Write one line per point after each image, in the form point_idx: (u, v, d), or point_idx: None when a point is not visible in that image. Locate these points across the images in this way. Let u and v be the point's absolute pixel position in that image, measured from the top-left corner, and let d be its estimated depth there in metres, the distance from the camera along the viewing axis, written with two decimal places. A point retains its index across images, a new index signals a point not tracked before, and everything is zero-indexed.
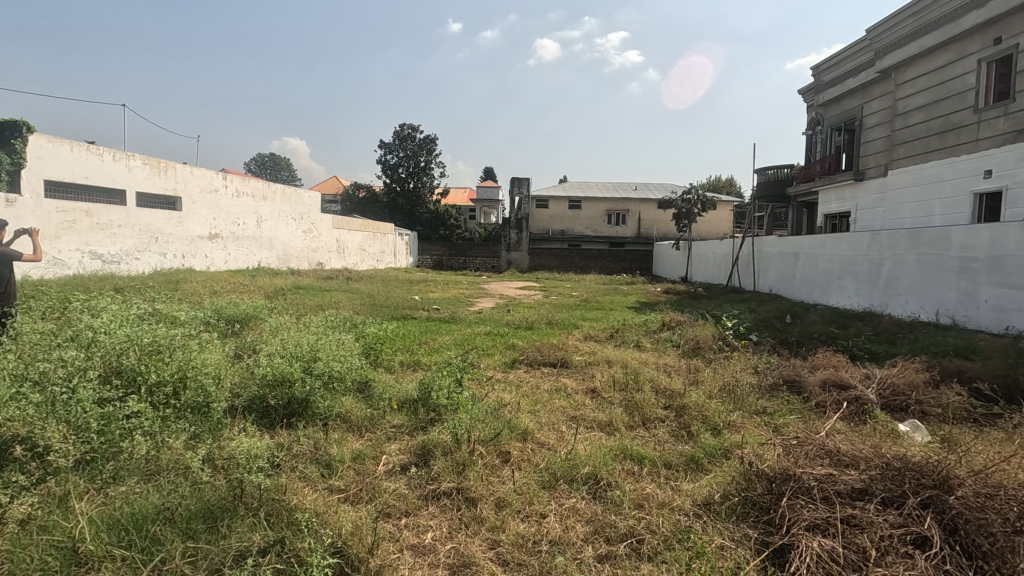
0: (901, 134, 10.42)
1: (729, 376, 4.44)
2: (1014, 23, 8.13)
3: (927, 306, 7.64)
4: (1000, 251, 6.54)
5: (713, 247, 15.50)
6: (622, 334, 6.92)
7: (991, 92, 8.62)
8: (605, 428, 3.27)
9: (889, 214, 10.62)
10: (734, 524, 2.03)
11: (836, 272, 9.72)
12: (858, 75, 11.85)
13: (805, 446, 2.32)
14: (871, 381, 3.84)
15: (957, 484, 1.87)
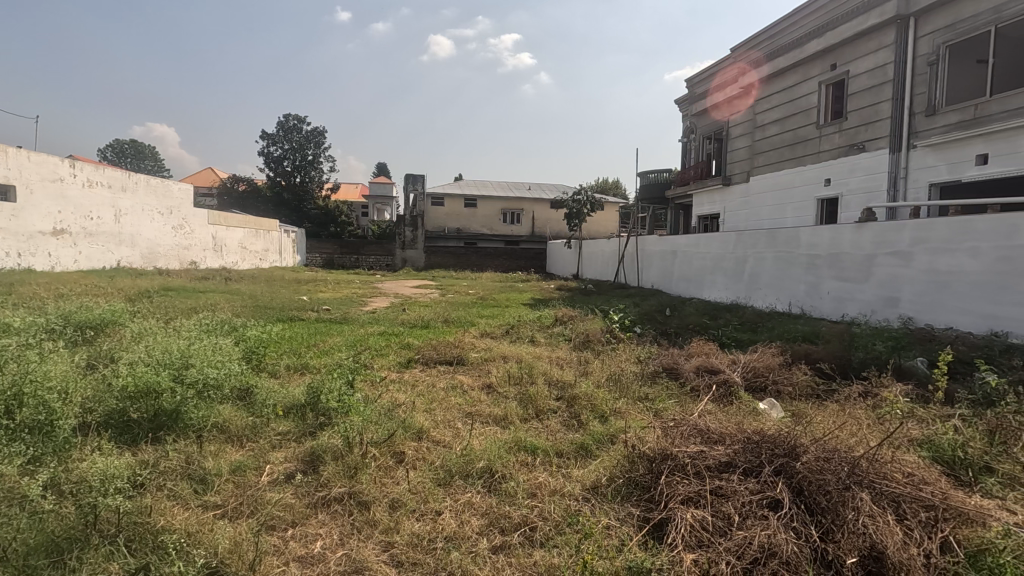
0: (759, 144, 11.68)
1: (615, 366, 4.71)
2: (846, 52, 9.43)
3: (782, 298, 8.63)
4: (839, 250, 7.57)
5: (602, 246, 16.33)
6: (517, 330, 7.06)
7: (829, 110, 9.95)
8: (501, 422, 3.33)
9: (751, 216, 11.86)
10: (619, 504, 2.15)
11: (709, 269, 10.64)
12: (724, 89, 13.09)
13: (680, 427, 2.53)
14: (737, 365, 4.27)
15: (802, 451, 2.14)
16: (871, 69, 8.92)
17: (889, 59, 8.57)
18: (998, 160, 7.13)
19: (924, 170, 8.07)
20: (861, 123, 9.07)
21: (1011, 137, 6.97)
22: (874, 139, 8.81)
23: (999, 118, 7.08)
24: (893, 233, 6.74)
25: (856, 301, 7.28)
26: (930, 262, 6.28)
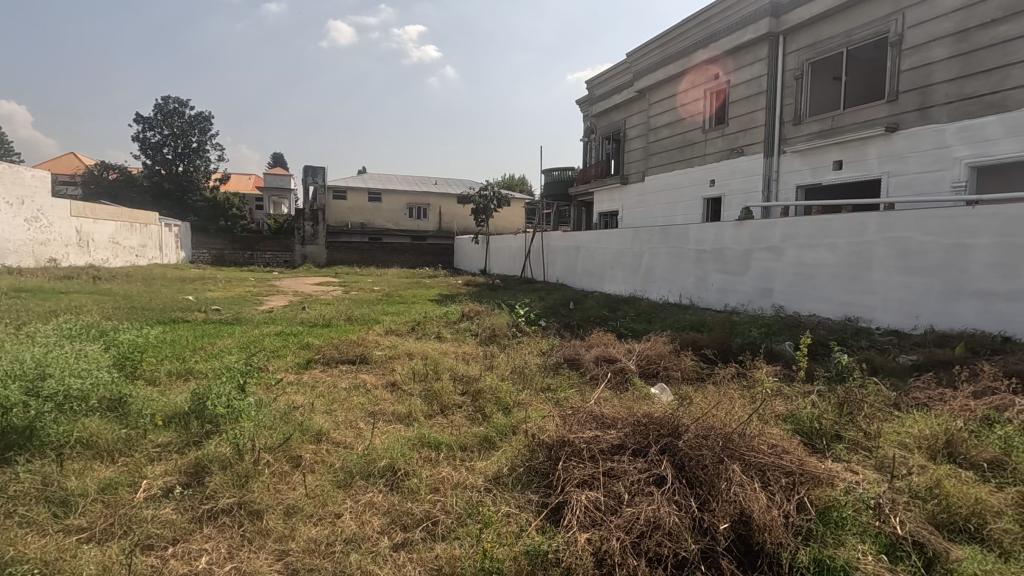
0: (653, 146, 12.39)
1: (519, 359, 4.83)
2: (726, 63, 10.27)
3: (674, 290, 9.26)
4: (722, 245, 8.24)
5: (509, 241, 16.54)
6: (423, 327, 6.98)
7: (713, 116, 10.78)
8: (404, 420, 3.29)
9: (646, 213, 12.57)
10: (519, 492, 2.22)
11: (609, 263, 11.16)
12: (621, 92, 13.75)
13: (577, 414, 2.66)
14: (632, 354, 4.53)
15: (683, 431, 2.33)
16: (748, 80, 9.79)
17: (763, 72, 9.45)
18: (850, 166, 8.14)
19: (792, 174, 9.02)
20: (741, 129, 9.93)
21: (860, 146, 7.97)
22: (751, 144, 9.70)
23: (851, 129, 8.07)
24: (767, 230, 7.47)
25: (736, 291, 7.99)
26: (797, 257, 7.04)
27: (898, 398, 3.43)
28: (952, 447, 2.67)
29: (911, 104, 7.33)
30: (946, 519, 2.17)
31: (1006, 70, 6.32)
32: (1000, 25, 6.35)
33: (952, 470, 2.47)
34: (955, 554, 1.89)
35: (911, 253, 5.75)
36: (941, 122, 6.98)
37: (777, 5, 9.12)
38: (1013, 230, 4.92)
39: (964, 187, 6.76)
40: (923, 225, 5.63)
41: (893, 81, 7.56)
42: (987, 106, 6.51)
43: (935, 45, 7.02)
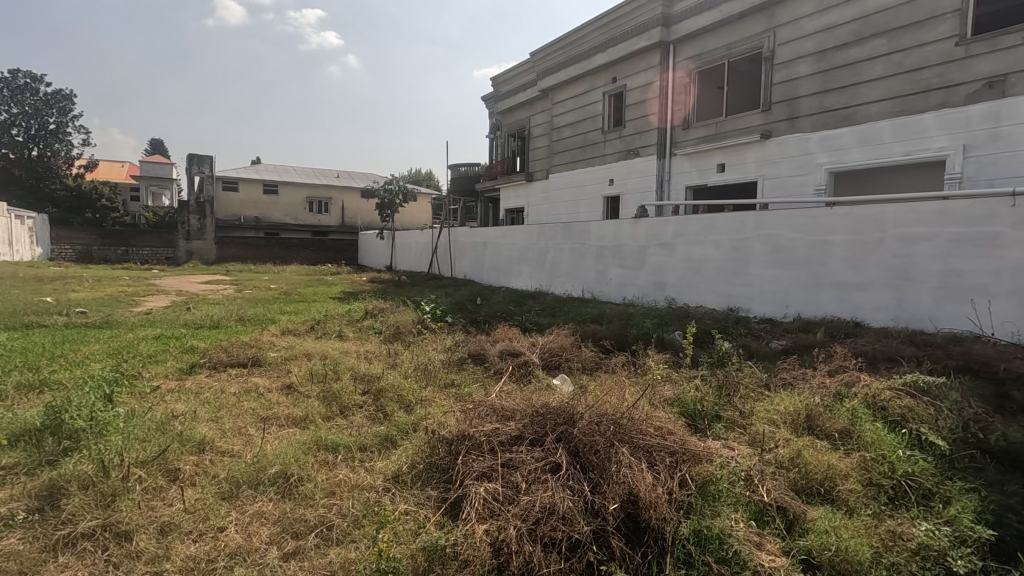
0: (556, 144, 12.72)
1: (424, 356, 4.78)
2: (623, 68, 10.77)
3: (577, 285, 9.60)
4: (620, 242, 8.66)
5: (415, 237, 16.25)
6: (324, 326, 6.69)
7: (611, 118, 11.27)
8: (300, 423, 3.14)
9: (550, 210, 12.89)
10: (419, 490, 2.20)
11: (515, 259, 11.32)
12: (525, 91, 13.98)
13: (478, 408, 2.68)
14: (536, 348, 4.65)
15: (577, 419, 2.43)
16: (642, 85, 10.34)
17: (656, 78, 10.04)
18: (731, 170, 8.87)
19: (682, 175, 9.69)
20: (636, 131, 10.48)
21: (739, 151, 8.72)
22: (646, 146, 10.27)
23: (732, 135, 8.80)
24: (660, 227, 7.95)
25: (634, 285, 8.43)
26: (687, 252, 7.56)
27: (769, 378, 3.82)
28: (811, 421, 3.01)
29: (781, 114, 8.13)
30: (805, 484, 2.45)
31: (856, 88, 7.21)
32: (852, 48, 7.23)
33: (810, 440, 2.79)
34: (811, 515, 2.14)
35: (782, 249, 6.40)
36: (805, 132, 7.81)
37: (668, 16, 9.73)
38: (862, 228, 5.64)
39: (824, 190, 7.62)
40: (791, 223, 6.29)
41: (766, 93, 8.34)
42: (842, 119, 7.38)
43: (800, 62, 7.85)
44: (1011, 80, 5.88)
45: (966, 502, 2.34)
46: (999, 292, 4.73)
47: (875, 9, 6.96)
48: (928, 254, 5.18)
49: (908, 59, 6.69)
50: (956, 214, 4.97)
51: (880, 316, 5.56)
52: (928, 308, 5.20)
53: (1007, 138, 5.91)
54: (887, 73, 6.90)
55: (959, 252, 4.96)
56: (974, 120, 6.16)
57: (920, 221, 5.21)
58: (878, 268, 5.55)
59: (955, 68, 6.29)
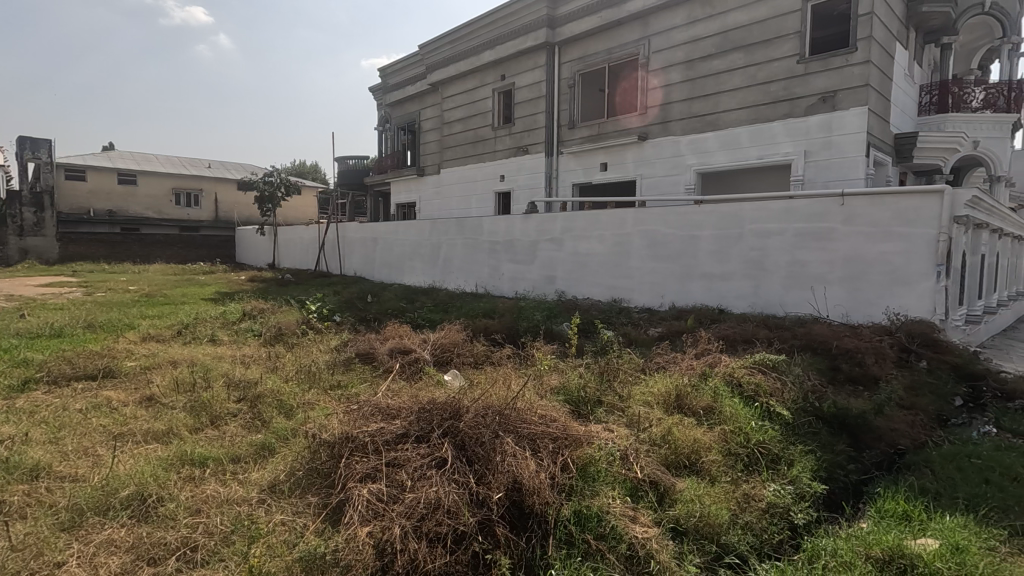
0: (447, 139, 12.63)
1: (309, 357, 4.53)
2: (511, 66, 10.94)
3: (470, 280, 9.64)
4: (512, 237, 8.83)
5: (300, 233, 15.34)
6: (193, 330, 6.10)
7: (500, 115, 11.41)
8: (162, 437, 2.84)
9: (441, 205, 12.79)
10: (297, 498, 2.10)
11: (407, 255, 11.09)
12: (415, 83, 13.72)
13: (362, 409, 2.59)
14: (427, 344, 4.60)
15: (464, 413, 2.44)
16: (530, 84, 10.58)
17: (542, 77, 10.32)
18: (613, 168, 9.38)
19: (569, 173, 10.08)
20: (525, 129, 10.71)
21: (619, 151, 9.24)
22: (534, 144, 10.54)
23: (613, 136, 9.30)
24: (549, 223, 8.21)
25: (525, 279, 8.64)
26: (574, 247, 7.89)
27: (645, 363, 4.10)
28: (681, 400, 3.28)
29: (655, 118, 8.73)
30: (674, 458, 2.67)
31: (719, 96, 7.94)
32: (714, 60, 7.95)
33: (679, 418, 3.04)
34: (679, 486, 2.34)
35: (658, 243, 6.89)
36: (676, 135, 8.47)
37: (553, 18, 10.04)
38: (726, 224, 6.24)
39: (694, 189, 8.32)
40: (666, 219, 6.79)
41: (642, 97, 8.91)
42: (707, 124, 8.09)
43: (671, 70, 8.48)
44: (840, 96, 6.81)
45: (805, 462, 2.77)
46: (833, 280, 5.49)
47: (733, 26, 7.71)
48: (778, 247, 5.86)
49: (760, 72, 7.50)
50: (800, 212, 5.68)
51: (739, 303, 6.19)
52: (779, 294, 5.89)
53: (838, 147, 6.85)
54: (744, 84, 7.68)
55: (802, 245, 5.68)
56: (812, 129, 7.06)
57: (772, 218, 5.88)
58: (738, 259, 6.17)
59: (797, 83, 7.16)
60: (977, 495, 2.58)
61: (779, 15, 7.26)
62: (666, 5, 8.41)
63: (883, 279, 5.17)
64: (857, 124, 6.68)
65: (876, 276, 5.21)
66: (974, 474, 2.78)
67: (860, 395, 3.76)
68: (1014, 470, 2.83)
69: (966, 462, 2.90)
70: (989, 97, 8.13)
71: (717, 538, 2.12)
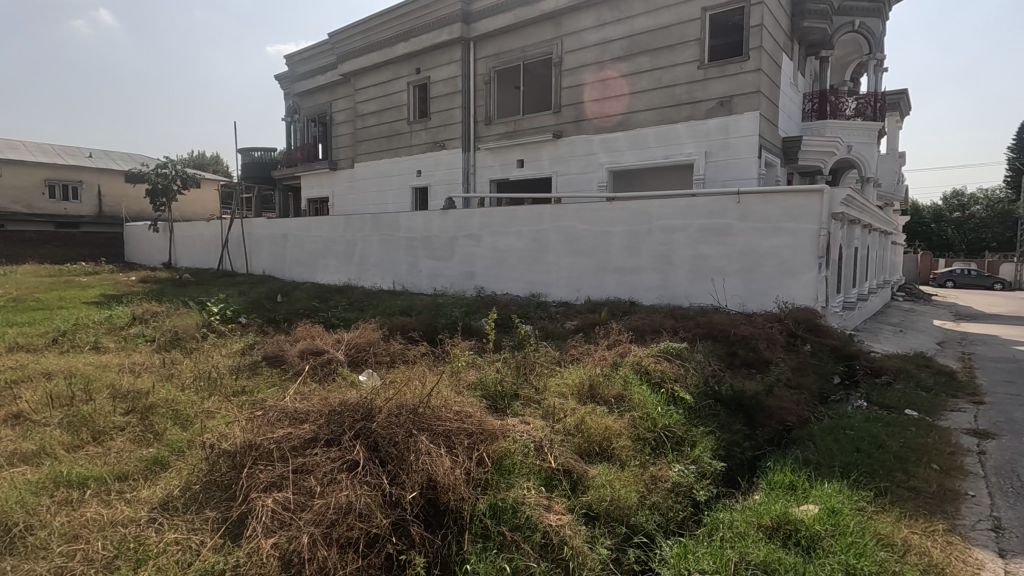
0: (360, 133, 12.21)
1: (210, 362, 4.23)
2: (426, 59, 10.78)
3: (387, 277, 9.42)
4: (430, 233, 8.72)
5: (199, 229, 14.25)
6: (72, 338, 5.48)
7: (416, 109, 11.21)
8: (33, 459, 2.54)
9: (355, 201, 12.37)
10: (194, 513, 1.96)
11: (320, 252, 10.64)
12: (326, 73, 13.15)
13: (267, 414, 2.46)
14: (340, 344, 4.44)
15: (377, 413, 2.38)
16: (446, 79, 10.48)
17: (458, 72, 10.25)
18: (529, 165, 9.51)
19: (486, 169, 10.11)
20: (441, 124, 10.61)
21: (534, 148, 9.39)
22: (451, 139, 10.46)
23: (528, 133, 9.44)
24: (467, 219, 8.20)
25: (444, 276, 8.57)
26: (492, 243, 7.93)
27: (560, 355, 4.21)
28: (594, 389, 3.40)
29: (569, 116, 8.95)
30: (587, 446, 2.76)
31: (627, 97, 8.28)
32: (623, 62, 8.27)
33: (592, 407, 3.15)
34: (591, 473, 2.43)
35: (573, 238, 7.08)
36: (589, 133, 8.73)
37: (467, 13, 9.99)
38: (635, 220, 6.54)
39: (606, 186, 8.63)
40: (580, 215, 6.99)
41: (556, 96, 9.10)
42: (617, 124, 8.41)
43: (583, 70, 8.73)
44: (736, 101, 7.33)
45: (706, 442, 2.97)
46: (731, 272, 5.91)
47: (640, 30, 8.06)
48: (683, 242, 6.22)
49: (665, 76, 7.90)
50: (701, 209, 6.05)
51: (648, 295, 6.51)
52: (684, 286, 6.25)
53: (734, 149, 7.37)
54: (651, 87, 8.06)
55: (703, 240, 6.07)
56: (711, 131, 7.55)
57: (677, 215, 6.22)
58: (647, 254, 6.48)
59: (698, 88, 7.62)
60: (850, 462, 2.90)
61: (681, 22, 7.68)
62: (578, 7, 8.64)
63: (774, 271, 5.65)
64: (750, 128, 7.23)
65: (768, 268, 5.68)
66: (848, 444, 3.11)
67: (754, 377, 4.09)
68: (879, 439, 3.21)
69: (841, 433, 3.25)
70: (860, 107, 9.17)
71: (627, 520, 2.23)
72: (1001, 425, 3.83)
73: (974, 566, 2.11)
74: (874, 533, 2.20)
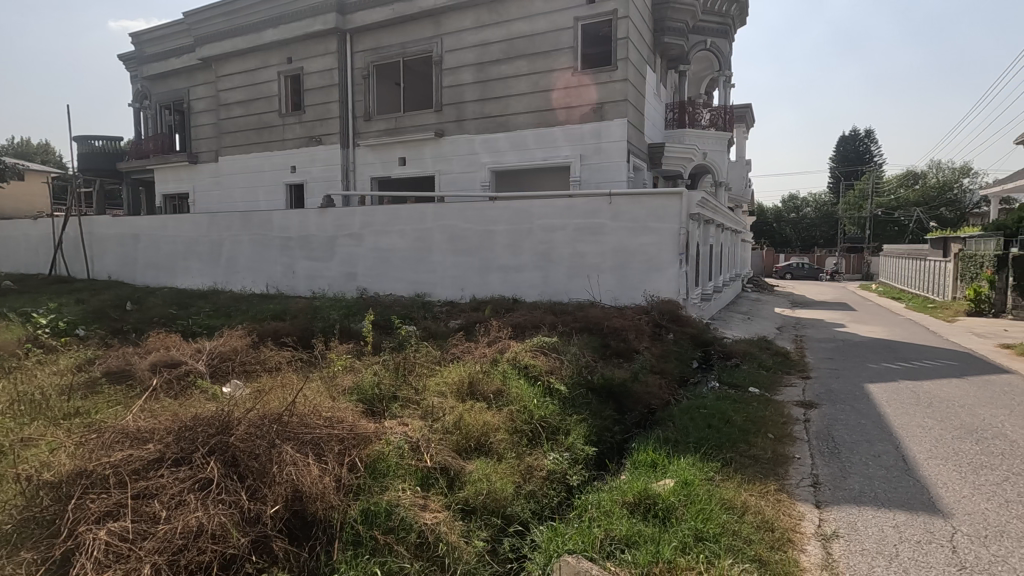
0: (225, 124, 11.22)
1: (36, 382, 3.65)
2: (299, 49, 10.18)
3: (259, 280, 8.77)
4: (306, 233, 8.27)
5: (23, 228, 12.20)
6: None
7: (288, 101, 10.54)
8: None
9: (220, 197, 11.35)
10: (6, 558, 1.70)
11: (179, 254, 9.63)
12: (181, 56, 11.91)
13: (101, 436, 2.19)
14: (201, 354, 4.06)
15: (234, 425, 2.21)
16: (321, 70, 9.98)
17: (334, 65, 9.81)
18: (411, 163, 9.37)
19: (366, 166, 9.79)
20: (317, 118, 10.08)
21: (416, 146, 9.26)
22: (327, 134, 9.99)
23: (409, 130, 9.28)
24: (346, 218, 7.88)
25: (323, 277, 8.17)
26: (374, 242, 7.70)
27: (442, 355, 4.21)
28: (473, 386, 3.45)
29: (450, 116, 8.94)
30: (465, 443, 2.80)
31: (508, 100, 8.46)
32: (502, 65, 8.43)
33: (471, 404, 3.19)
34: (468, 469, 2.47)
35: (457, 237, 7.10)
36: (471, 133, 8.79)
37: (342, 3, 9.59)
38: (517, 220, 6.71)
39: (488, 186, 8.76)
40: (463, 215, 7.03)
41: (437, 94, 9.04)
42: (498, 125, 8.56)
43: (463, 70, 8.77)
44: (607, 108, 7.80)
45: (578, 429, 3.14)
46: (605, 269, 6.29)
47: (517, 35, 8.28)
48: (561, 240, 6.50)
49: (542, 81, 8.19)
50: (578, 209, 6.37)
51: (531, 292, 6.72)
52: (563, 283, 6.54)
53: (606, 153, 7.84)
54: (530, 90, 8.30)
55: (580, 239, 6.39)
56: (586, 136, 7.96)
57: (556, 214, 6.49)
58: (528, 253, 6.68)
59: (573, 94, 8.01)
60: (703, 438, 3.23)
61: (555, 30, 8.02)
62: (457, 7, 8.67)
63: (642, 267, 6.10)
64: (620, 134, 7.74)
65: (637, 264, 6.12)
66: (702, 421, 3.46)
67: (623, 365, 4.40)
68: (727, 415, 3.61)
69: (696, 412, 3.61)
70: (714, 118, 10.15)
71: (503, 511, 2.29)
72: (823, 396, 4.48)
73: (797, 518, 2.46)
74: (720, 499, 2.47)
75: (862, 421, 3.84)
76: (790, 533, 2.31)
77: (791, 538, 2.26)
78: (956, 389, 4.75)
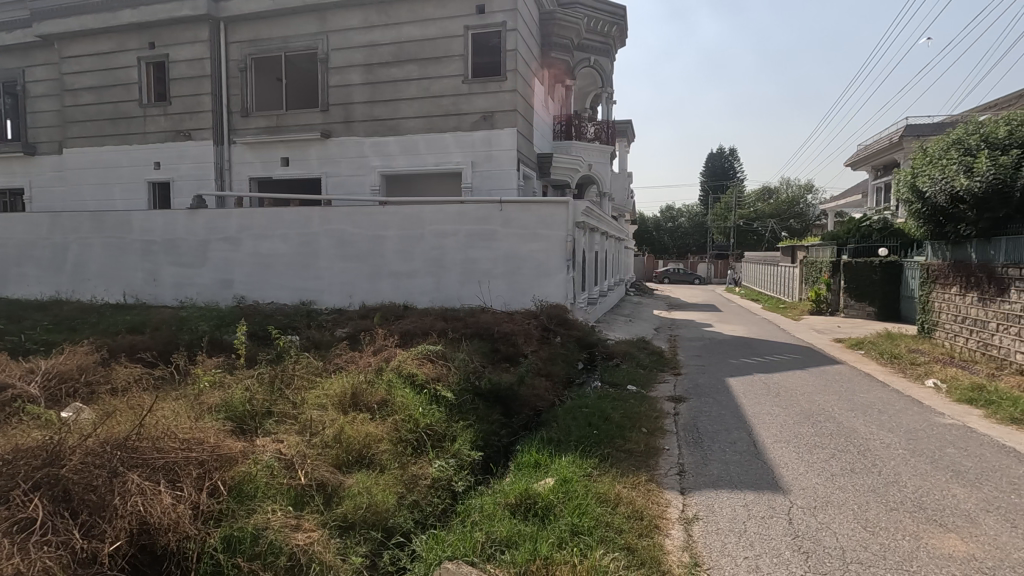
0: (70, 111, 9.87)
1: None
2: (163, 34, 9.26)
3: (114, 288, 7.82)
4: (172, 236, 7.52)
5: None
6: None
7: (150, 90, 9.53)
8: None
9: (66, 195, 9.98)
10: None
11: (10, 259, 8.30)
12: (12, 31, 10.30)
13: None
14: (33, 375, 3.52)
15: (67, 455, 1.96)
16: (189, 59, 9.14)
17: (205, 54, 9.04)
18: (295, 164, 8.88)
19: (243, 165, 9.12)
20: (185, 111, 9.23)
21: (301, 146, 8.80)
22: (198, 129, 9.18)
23: (292, 129, 8.79)
24: (220, 220, 7.29)
25: (193, 285, 7.47)
26: (253, 247, 7.19)
27: (325, 365, 4.03)
28: (356, 397, 3.33)
29: (337, 116, 8.61)
30: (345, 457, 2.70)
31: (398, 103, 8.32)
32: (392, 68, 8.29)
33: (353, 416, 3.08)
34: (346, 483, 2.38)
35: (344, 243, 6.84)
36: (359, 135, 8.52)
37: None
38: (408, 225, 6.61)
39: (378, 190, 8.55)
40: (350, 219, 6.79)
41: (323, 94, 8.66)
42: (388, 129, 8.39)
43: (350, 70, 8.48)
44: (497, 117, 7.97)
45: (465, 435, 3.15)
46: (496, 275, 6.39)
47: (407, 38, 8.19)
48: (452, 247, 6.50)
49: (433, 86, 8.16)
50: (469, 215, 6.42)
51: (422, 298, 6.65)
52: (455, 289, 6.55)
53: (497, 160, 7.99)
54: (420, 95, 8.23)
55: (470, 245, 6.44)
56: (477, 143, 8.06)
57: (447, 220, 6.48)
58: (419, 259, 6.61)
59: (463, 101, 8.07)
60: (584, 435, 3.39)
61: (445, 37, 8.04)
62: (343, 5, 8.38)
63: (531, 273, 6.28)
64: (510, 143, 7.92)
65: (526, 270, 6.30)
66: (583, 420, 3.64)
67: (511, 369, 4.50)
68: (606, 412, 3.82)
69: (578, 411, 3.79)
70: (598, 132, 10.74)
71: (383, 523, 2.24)
72: (691, 390, 4.91)
73: (665, 505, 2.66)
74: (596, 493, 2.60)
75: (723, 412, 4.26)
76: (659, 519, 2.49)
77: (659, 525, 2.44)
78: (799, 379, 5.43)
